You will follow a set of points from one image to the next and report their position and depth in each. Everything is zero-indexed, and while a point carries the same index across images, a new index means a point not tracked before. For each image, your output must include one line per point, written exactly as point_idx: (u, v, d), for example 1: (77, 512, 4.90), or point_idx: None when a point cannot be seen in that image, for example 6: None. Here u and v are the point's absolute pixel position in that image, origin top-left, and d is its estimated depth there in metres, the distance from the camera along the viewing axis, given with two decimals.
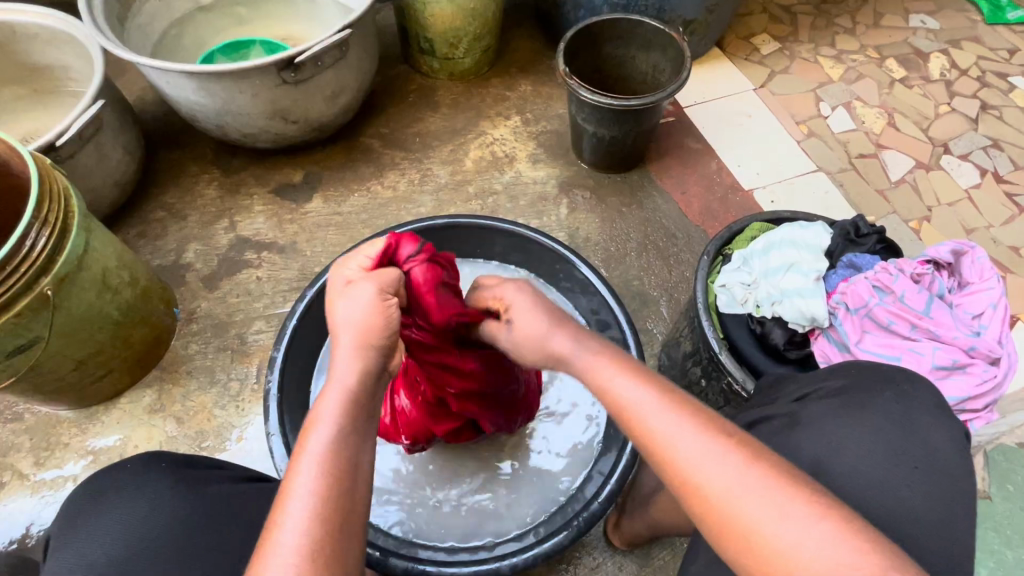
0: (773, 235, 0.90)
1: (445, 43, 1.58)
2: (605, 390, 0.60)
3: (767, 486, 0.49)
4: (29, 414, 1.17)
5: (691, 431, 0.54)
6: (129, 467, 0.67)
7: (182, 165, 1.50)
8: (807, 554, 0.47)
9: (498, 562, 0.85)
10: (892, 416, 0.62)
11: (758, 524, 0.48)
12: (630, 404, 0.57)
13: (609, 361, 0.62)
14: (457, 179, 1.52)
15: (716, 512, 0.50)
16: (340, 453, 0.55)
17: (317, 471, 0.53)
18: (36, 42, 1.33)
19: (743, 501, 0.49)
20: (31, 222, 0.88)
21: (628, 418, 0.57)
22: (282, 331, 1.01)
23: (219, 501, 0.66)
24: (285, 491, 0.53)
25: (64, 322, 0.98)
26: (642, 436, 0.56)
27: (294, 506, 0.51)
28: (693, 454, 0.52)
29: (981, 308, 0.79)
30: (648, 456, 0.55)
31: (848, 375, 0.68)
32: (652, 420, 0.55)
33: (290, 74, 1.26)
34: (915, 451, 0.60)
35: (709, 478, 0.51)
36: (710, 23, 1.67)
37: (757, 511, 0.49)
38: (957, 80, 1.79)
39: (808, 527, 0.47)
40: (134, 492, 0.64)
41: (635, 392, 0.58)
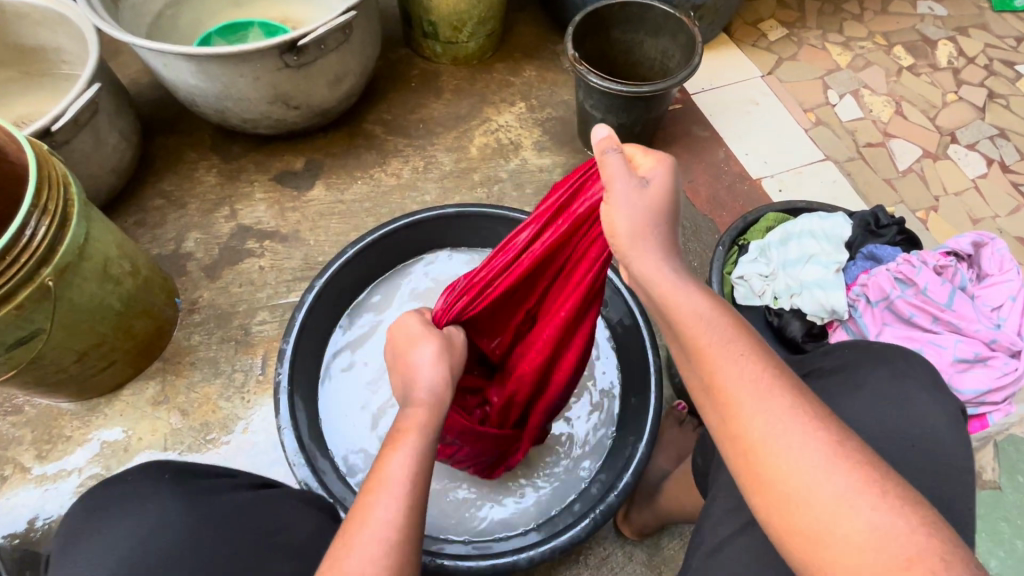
0: (791, 226, 0.89)
1: (449, 27, 1.54)
2: (680, 318, 0.55)
3: (834, 459, 0.47)
4: (30, 407, 1.15)
5: (763, 384, 0.50)
6: (129, 477, 0.64)
7: (180, 151, 1.46)
8: (865, 524, 0.44)
9: (515, 556, 0.84)
10: (889, 396, 0.61)
11: (813, 494, 0.46)
12: (711, 337, 0.53)
13: (692, 286, 0.57)
14: (462, 166, 1.49)
15: (771, 470, 0.48)
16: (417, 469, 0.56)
17: (399, 480, 0.54)
18: (27, 22, 1.28)
19: (806, 459, 0.47)
20: (30, 210, 0.85)
21: (704, 351, 0.53)
22: (291, 324, 0.99)
23: (226, 508, 0.64)
24: (367, 498, 0.54)
25: (66, 314, 0.95)
26: (713, 374, 0.52)
27: (376, 513, 0.52)
28: (763, 407, 0.49)
29: (1001, 301, 0.79)
30: (711, 399, 0.52)
31: (846, 356, 0.68)
32: (726, 363, 0.52)
33: (292, 58, 1.22)
34: (914, 430, 0.59)
35: (772, 431, 0.48)
36: (718, 8, 1.64)
37: (820, 474, 0.46)
38: (965, 68, 1.78)
39: (869, 501, 0.45)
40: (137, 502, 0.60)
41: (715, 327, 0.54)
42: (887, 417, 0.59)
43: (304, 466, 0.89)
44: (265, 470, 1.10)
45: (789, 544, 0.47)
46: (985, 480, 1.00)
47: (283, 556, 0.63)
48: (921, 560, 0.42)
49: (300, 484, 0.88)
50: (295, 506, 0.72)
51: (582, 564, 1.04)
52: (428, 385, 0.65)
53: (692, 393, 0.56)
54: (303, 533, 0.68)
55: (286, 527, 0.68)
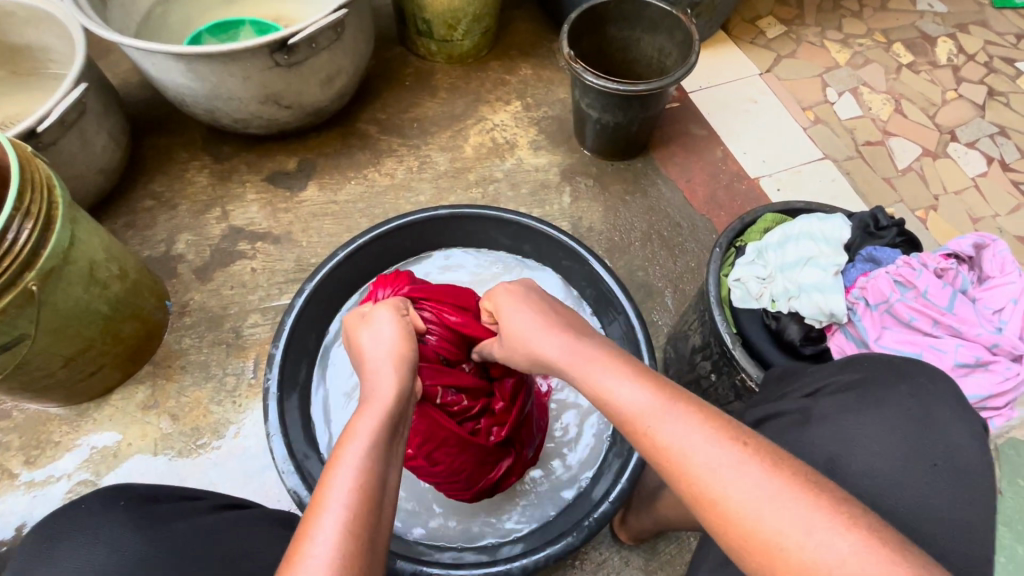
0: (789, 227, 0.88)
1: (443, 25, 1.52)
2: (608, 398, 0.58)
3: (777, 491, 0.47)
4: (18, 412, 1.13)
5: (701, 435, 0.51)
6: (83, 507, 0.63)
7: (171, 152, 1.44)
8: (823, 555, 0.44)
9: (506, 564, 0.83)
10: (911, 412, 0.59)
11: (769, 536, 0.46)
12: (636, 406, 0.55)
13: (612, 372, 0.60)
14: (457, 166, 1.47)
15: (729, 520, 0.48)
16: (373, 470, 0.53)
17: (352, 483, 0.51)
18: (13, 21, 1.26)
19: (755, 500, 0.47)
20: (12, 214, 0.83)
21: (633, 422, 0.55)
22: (280, 328, 0.97)
23: (184, 534, 0.63)
24: (318, 502, 0.50)
25: (50, 318, 0.93)
26: (648, 441, 0.53)
27: (327, 517, 0.48)
28: (706, 458, 0.50)
29: (1002, 303, 0.78)
30: (659, 468, 0.52)
31: (865, 369, 0.65)
32: (659, 427, 0.53)
33: (283, 56, 1.20)
34: (934, 449, 0.56)
35: (717, 481, 0.49)
36: (716, 5, 1.62)
37: (770, 511, 0.46)
38: (964, 65, 1.76)
39: (821, 530, 0.45)
40: (89, 534, 0.60)
41: (634, 392, 0.56)
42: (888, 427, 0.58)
43: (294, 474, 0.87)
44: (257, 476, 1.09)
45: None
46: None
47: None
48: None
49: (290, 493, 0.86)
50: (264, 525, 0.70)
51: (578, 570, 1.02)
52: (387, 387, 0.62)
53: None
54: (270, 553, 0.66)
55: (255, 549, 0.66)
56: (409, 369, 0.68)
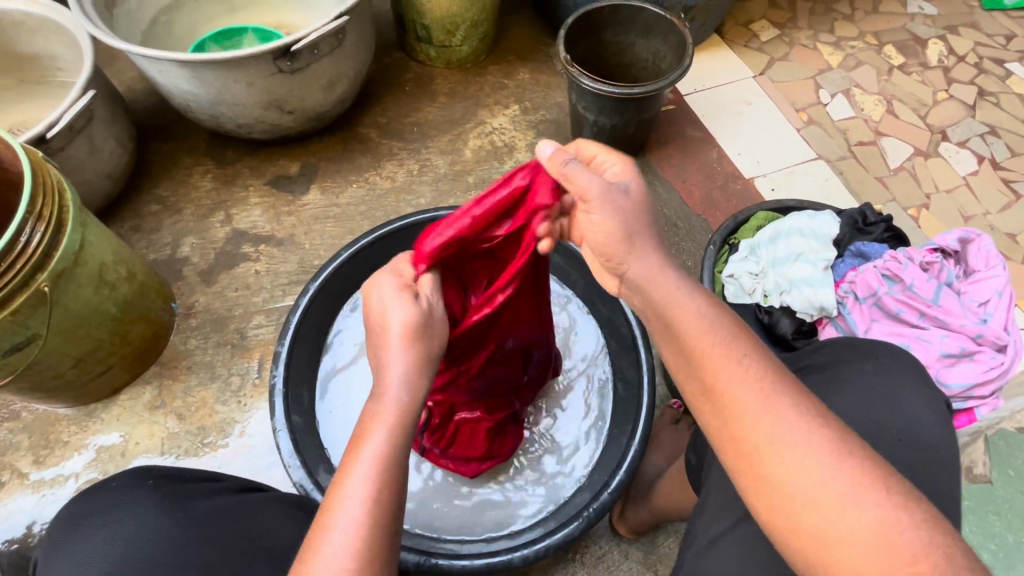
0: (781, 224, 0.90)
1: (442, 31, 1.55)
2: (688, 324, 0.58)
3: (836, 457, 0.49)
4: (27, 413, 1.15)
5: (761, 387, 0.53)
6: (114, 484, 0.67)
7: (175, 157, 1.46)
8: (871, 522, 0.46)
9: (509, 554, 0.85)
10: (874, 391, 0.62)
11: (818, 495, 0.48)
12: (713, 341, 0.56)
13: (693, 298, 0.60)
14: (457, 169, 1.50)
15: (761, 463, 0.50)
16: (392, 461, 0.56)
17: (371, 477, 0.54)
18: (22, 30, 1.29)
19: (810, 461, 0.49)
20: (26, 217, 0.86)
21: (705, 355, 0.56)
22: (285, 327, 1.00)
23: (205, 514, 0.66)
24: (337, 495, 0.54)
25: (61, 320, 0.96)
26: (714, 378, 0.54)
27: (345, 510, 0.52)
28: (758, 405, 0.52)
29: (987, 296, 0.80)
30: (717, 403, 0.54)
31: (833, 354, 0.69)
32: (728, 366, 0.54)
33: (286, 63, 1.23)
34: (898, 423, 0.60)
35: (777, 433, 0.50)
36: (709, 10, 1.65)
37: (826, 473, 0.48)
38: (955, 66, 1.79)
39: (873, 499, 0.47)
40: (119, 510, 0.64)
41: (715, 327, 0.57)
42: (875, 413, 0.61)
43: (300, 468, 0.90)
44: (262, 473, 1.11)
45: (797, 548, 0.48)
46: (977, 475, 1.02)
47: (260, 557, 0.64)
48: (925, 557, 0.44)
49: (295, 487, 0.89)
50: (280, 507, 0.74)
51: (578, 563, 1.04)
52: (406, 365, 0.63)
53: (688, 397, 0.58)
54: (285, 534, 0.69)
55: (271, 528, 0.69)
56: (423, 340, 0.66)
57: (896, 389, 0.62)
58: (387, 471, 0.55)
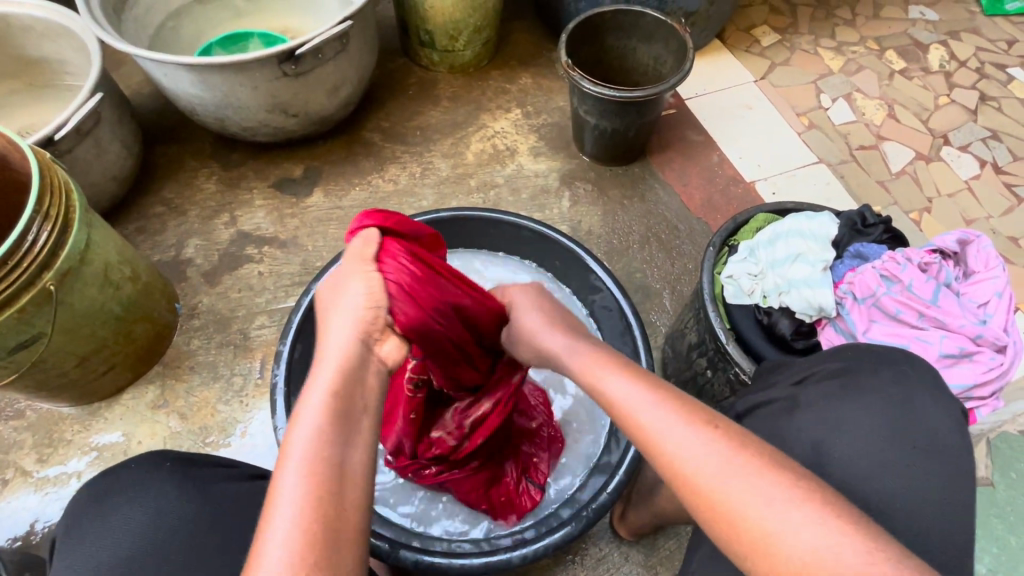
0: (779, 226, 0.91)
1: (445, 36, 1.57)
2: (596, 384, 0.62)
3: (765, 481, 0.49)
4: (32, 411, 1.16)
5: (692, 425, 0.53)
6: (133, 465, 0.69)
7: (181, 160, 1.48)
8: (807, 544, 0.46)
9: (508, 553, 0.85)
10: (893, 400, 0.61)
11: (754, 521, 0.48)
12: (625, 397, 0.58)
13: (603, 362, 0.64)
14: (459, 172, 1.51)
15: (714, 503, 0.50)
16: (322, 458, 0.51)
17: (303, 477, 0.50)
18: (31, 35, 1.31)
19: (741, 491, 0.49)
20: (33, 217, 0.87)
21: (620, 411, 0.58)
22: (288, 326, 1.01)
23: (223, 498, 0.68)
24: (271, 498, 0.49)
25: (66, 318, 0.97)
26: (636, 428, 0.56)
27: (278, 519, 0.47)
28: (684, 441, 0.52)
29: (987, 297, 0.81)
30: (645, 452, 0.55)
31: (847, 358, 0.67)
32: (644, 411, 0.56)
33: (290, 67, 1.24)
34: (915, 429, 0.59)
35: (705, 468, 0.51)
36: (710, 15, 1.67)
37: (755, 502, 0.48)
38: (957, 71, 1.79)
39: (806, 521, 0.47)
40: (138, 492, 0.65)
41: (621, 384, 0.59)
42: (892, 418, 0.60)
43: None
44: None
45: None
46: (980, 479, 1.01)
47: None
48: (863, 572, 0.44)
49: None
50: None
51: (577, 565, 1.04)
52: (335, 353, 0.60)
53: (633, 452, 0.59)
54: None
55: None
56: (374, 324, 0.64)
57: (913, 398, 0.61)
58: (317, 473, 0.50)
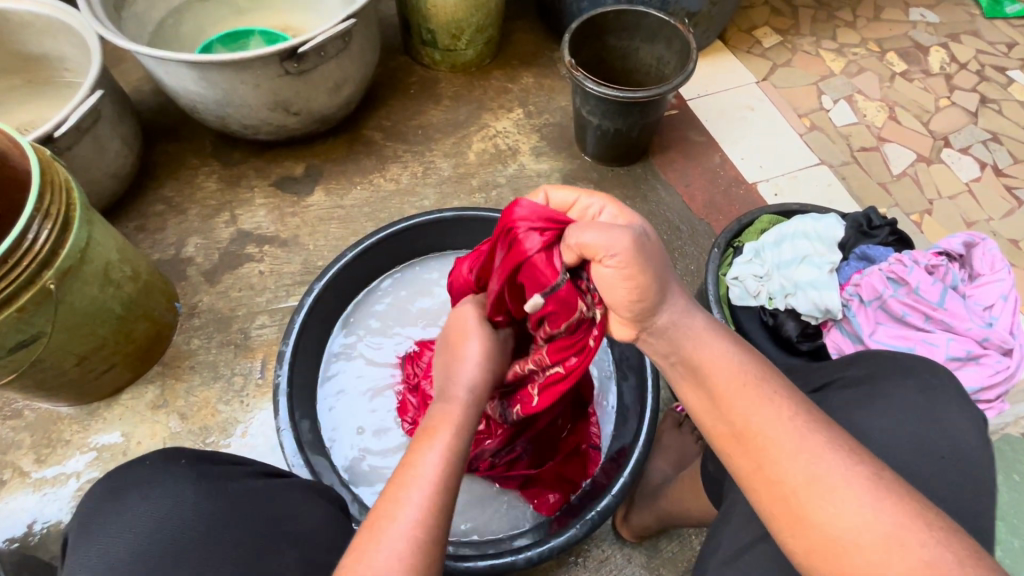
0: (785, 226, 0.90)
1: (447, 35, 1.56)
2: (705, 362, 0.59)
3: (877, 495, 0.48)
4: (29, 411, 1.15)
5: (804, 437, 0.52)
6: (147, 462, 0.68)
7: (181, 158, 1.47)
8: (917, 561, 0.45)
9: (513, 556, 0.85)
10: (913, 407, 0.61)
11: (862, 534, 0.47)
12: (737, 381, 0.57)
13: (717, 333, 0.61)
14: (460, 172, 1.50)
15: (817, 510, 0.49)
16: (445, 478, 0.58)
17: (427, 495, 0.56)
18: (30, 31, 1.30)
19: (850, 502, 0.48)
20: (33, 214, 0.86)
21: (723, 394, 0.57)
22: (290, 327, 1.00)
23: (237, 495, 0.67)
24: (389, 511, 0.55)
25: (66, 317, 0.96)
26: (748, 420, 0.55)
27: (400, 524, 0.54)
28: (806, 449, 0.52)
29: (993, 300, 0.81)
30: (750, 448, 0.54)
31: (868, 364, 0.67)
32: (756, 405, 0.55)
33: (293, 65, 1.24)
34: (939, 440, 0.59)
35: (818, 472, 0.50)
36: (713, 16, 1.66)
37: (865, 513, 0.48)
38: (957, 73, 1.80)
39: (916, 536, 0.46)
40: (154, 489, 0.64)
41: (739, 363, 0.58)
42: (914, 428, 0.60)
43: (303, 467, 0.90)
44: None
45: None
46: None
47: (285, 543, 0.64)
48: None
49: None
50: (307, 493, 0.73)
51: (581, 567, 1.04)
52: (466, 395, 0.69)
53: (717, 443, 0.58)
54: (310, 521, 0.69)
55: (297, 512, 0.69)
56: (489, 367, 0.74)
57: (936, 403, 0.61)
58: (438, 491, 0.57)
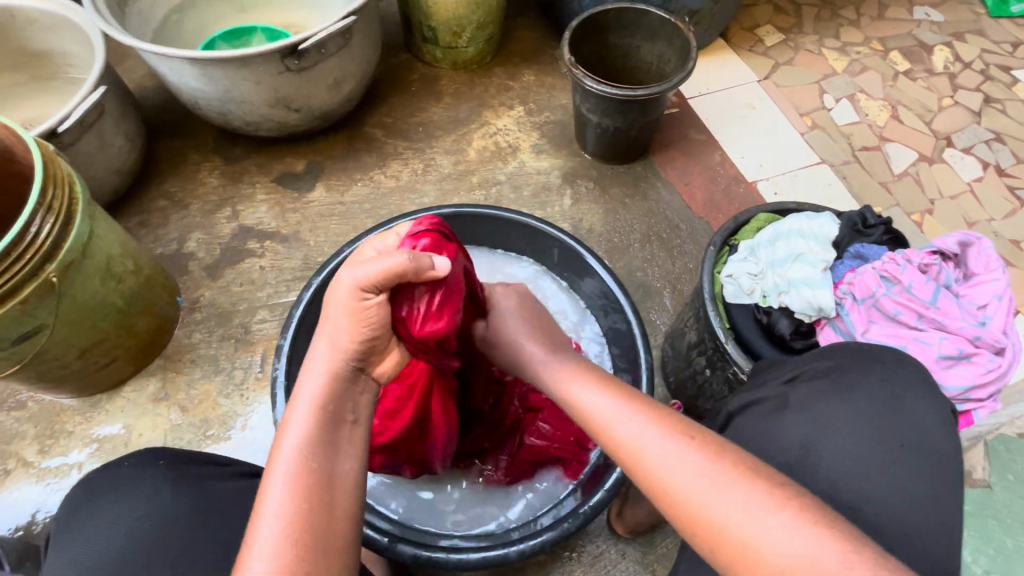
0: (781, 226, 0.91)
1: (449, 32, 1.56)
2: (581, 408, 0.64)
3: (744, 492, 0.51)
4: (33, 403, 1.17)
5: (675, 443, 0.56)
6: (125, 464, 0.68)
7: (183, 153, 1.48)
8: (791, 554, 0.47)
9: (506, 548, 0.86)
10: (882, 399, 0.62)
11: (739, 533, 0.49)
12: (604, 417, 0.61)
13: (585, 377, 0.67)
14: (460, 169, 1.51)
15: (692, 515, 0.52)
16: (313, 463, 0.55)
17: (290, 483, 0.54)
18: (35, 27, 1.31)
19: (718, 503, 0.51)
20: (36, 208, 0.87)
21: (598, 430, 0.61)
22: (289, 320, 1.01)
23: (217, 500, 0.68)
24: (259, 508, 0.53)
25: (69, 309, 0.97)
26: (618, 446, 0.59)
27: (266, 520, 0.51)
28: (676, 467, 0.54)
29: (987, 299, 0.81)
30: (629, 471, 0.58)
31: (837, 357, 0.68)
32: (629, 433, 0.58)
33: (293, 62, 1.24)
34: (902, 431, 0.60)
35: (685, 482, 0.53)
36: (714, 14, 1.66)
37: (736, 513, 0.50)
38: (961, 73, 1.79)
39: (788, 531, 0.48)
40: (130, 492, 0.65)
41: (604, 402, 0.62)
42: (881, 420, 0.61)
43: None
44: None
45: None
46: (977, 480, 1.02)
47: None
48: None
49: None
50: None
51: (575, 562, 1.04)
52: (321, 366, 0.61)
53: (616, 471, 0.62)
54: None
55: None
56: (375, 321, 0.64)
57: (906, 397, 0.62)
58: (304, 476, 0.54)
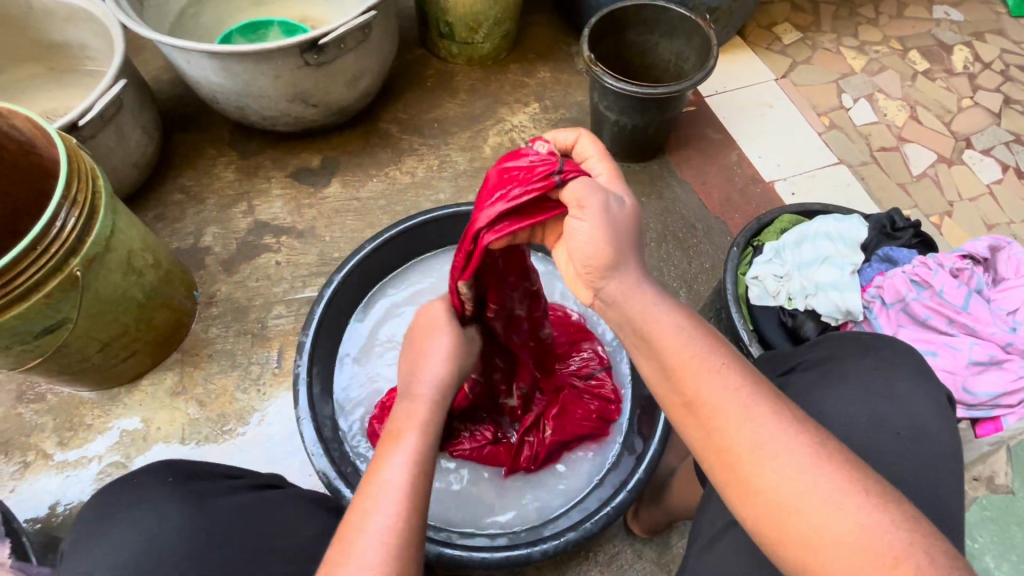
0: (807, 227, 0.90)
1: (465, 27, 1.55)
2: (656, 342, 0.58)
3: (815, 463, 0.48)
4: (52, 395, 1.17)
5: (754, 406, 0.52)
6: (133, 481, 0.67)
7: (199, 147, 1.48)
8: (854, 524, 0.46)
9: (528, 548, 0.86)
10: (871, 386, 0.62)
11: (803, 501, 0.47)
12: (684, 358, 0.55)
13: (667, 308, 0.60)
14: (476, 166, 1.50)
15: (760, 476, 0.49)
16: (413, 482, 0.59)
17: (397, 502, 0.56)
18: (53, 19, 1.31)
19: (787, 466, 0.49)
20: (60, 202, 0.87)
21: (678, 369, 0.55)
22: (310, 317, 1.01)
23: (226, 512, 0.67)
24: (363, 516, 0.55)
25: (91, 303, 0.97)
26: (697, 392, 0.54)
27: (371, 528, 0.54)
28: (761, 430, 0.50)
29: (1017, 304, 0.80)
30: (702, 423, 0.53)
31: (829, 347, 0.69)
32: (712, 384, 0.53)
33: (313, 56, 1.24)
34: (896, 417, 0.60)
35: (762, 440, 0.50)
36: (733, 12, 1.65)
37: (803, 480, 0.48)
38: (981, 73, 1.77)
39: (850, 503, 0.46)
40: (139, 508, 0.63)
41: (687, 336, 0.57)
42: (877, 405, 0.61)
43: (322, 456, 0.91)
44: (280, 462, 1.12)
45: (778, 550, 0.48)
46: (998, 486, 1.02)
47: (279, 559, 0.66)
48: (907, 559, 0.44)
49: (319, 475, 0.90)
50: (299, 506, 0.75)
51: (591, 560, 1.05)
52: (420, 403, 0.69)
53: (671, 413, 0.57)
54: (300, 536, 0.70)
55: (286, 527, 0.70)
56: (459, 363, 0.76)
57: (897, 382, 0.62)
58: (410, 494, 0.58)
